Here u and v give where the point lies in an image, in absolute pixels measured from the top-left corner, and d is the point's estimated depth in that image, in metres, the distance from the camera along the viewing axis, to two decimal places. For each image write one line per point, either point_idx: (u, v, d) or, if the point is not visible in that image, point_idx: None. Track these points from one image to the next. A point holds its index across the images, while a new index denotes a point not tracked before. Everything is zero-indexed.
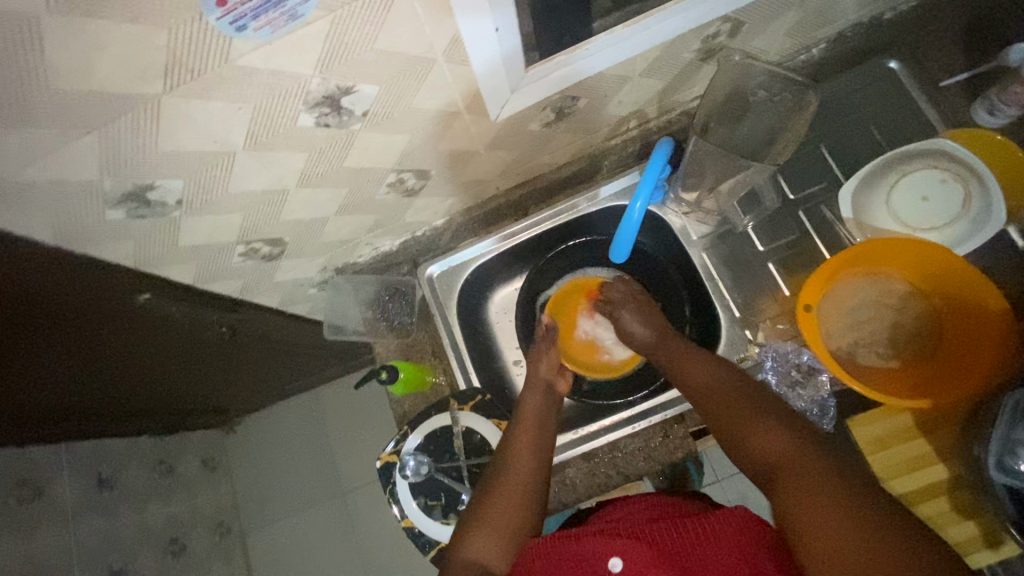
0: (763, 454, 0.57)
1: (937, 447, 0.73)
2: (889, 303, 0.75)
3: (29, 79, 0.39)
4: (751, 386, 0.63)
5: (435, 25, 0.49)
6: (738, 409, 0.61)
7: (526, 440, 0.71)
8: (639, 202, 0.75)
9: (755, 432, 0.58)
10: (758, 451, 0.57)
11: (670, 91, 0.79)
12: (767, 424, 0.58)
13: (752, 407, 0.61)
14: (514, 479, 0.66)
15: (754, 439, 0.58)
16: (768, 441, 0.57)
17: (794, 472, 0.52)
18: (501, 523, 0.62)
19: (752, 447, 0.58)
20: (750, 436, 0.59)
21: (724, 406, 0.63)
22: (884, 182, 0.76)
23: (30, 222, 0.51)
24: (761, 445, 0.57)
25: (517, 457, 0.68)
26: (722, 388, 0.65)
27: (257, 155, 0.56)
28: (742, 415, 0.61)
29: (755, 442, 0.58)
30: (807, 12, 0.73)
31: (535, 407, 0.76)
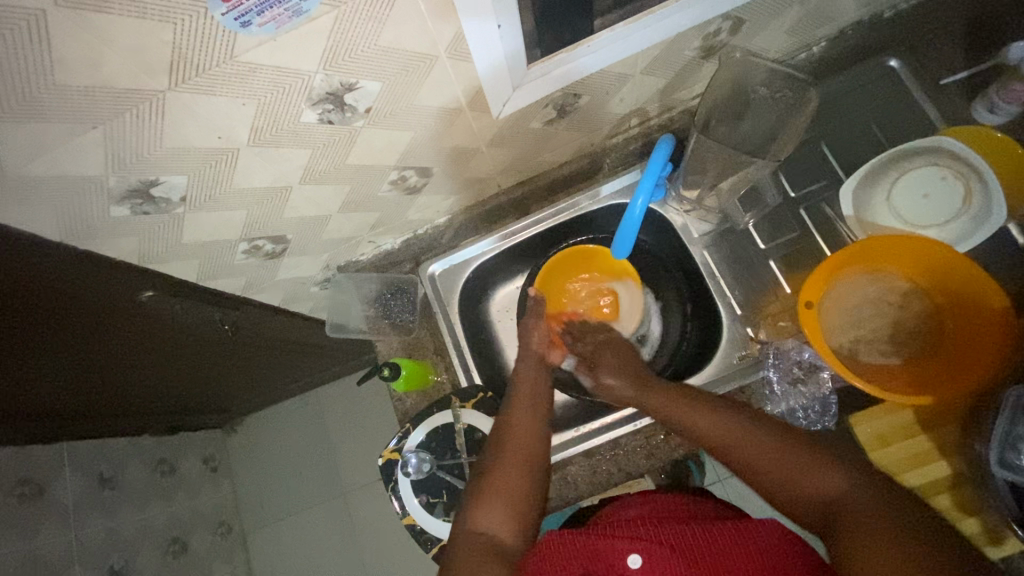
0: (814, 497, 0.57)
1: (939, 443, 0.73)
2: (890, 301, 0.76)
3: (35, 74, 0.39)
4: (773, 429, 0.63)
5: (438, 22, 0.50)
6: (772, 454, 0.60)
7: (523, 414, 0.71)
8: (640, 199, 0.75)
9: (800, 477, 0.58)
10: (807, 496, 0.57)
11: (671, 90, 0.79)
12: (814, 468, 0.58)
13: (784, 450, 0.60)
14: (515, 452, 0.66)
15: (800, 484, 0.58)
16: (817, 487, 0.57)
17: (852, 515, 0.53)
18: (507, 495, 0.62)
19: (802, 494, 0.58)
20: (798, 480, 0.58)
21: (757, 452, 0.61)
22: (885, 179, 0.76)
23: (35, 219, 0.51)
24: (811, 490, 0.57)
25: (517, 431, 0.69)
26: (744, 432, 0.63)
27: (261, 152, 0.56)
28: (778, 460, 0.60)
29: (806, 487, 0.58)
30: (808, 10, 0.73)
31: (529, 382, 0.76)
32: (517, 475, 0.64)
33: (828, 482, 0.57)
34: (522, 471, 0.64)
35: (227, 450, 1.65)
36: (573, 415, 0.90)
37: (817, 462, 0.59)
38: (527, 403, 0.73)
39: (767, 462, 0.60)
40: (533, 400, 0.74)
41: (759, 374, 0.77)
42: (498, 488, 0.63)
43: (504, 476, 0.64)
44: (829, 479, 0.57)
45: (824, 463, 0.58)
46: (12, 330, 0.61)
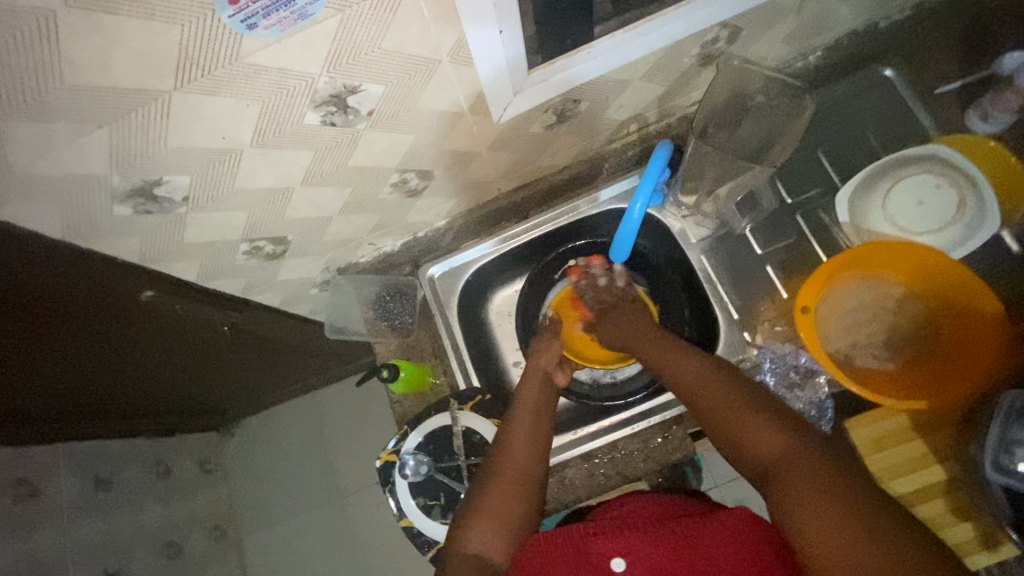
0: (757, 452, 0.53)
1: (933, 448, 0.73)
2: (886, 306, 0.77)
3: (43, 73, 0.39)
4: (733, 379, 0.59)
5: (441, 26, 0.50)
6: (724, 406, 0.57)
7: (523, 428, 0.70)
8: (639, 203, 0.76)
9: (746, 429, 0.54)
10: (750, 449, 0.53)
11: (670, 96, 0.80)
12: (758, 420, 0.54)
13: (739, 404, 0.56)
14: (513, 470, 0.65)
15: (742, 436, 0.54)
16: (760, 439, 0.53)
17: (789, 475, 0.49)
18: (503, 511, 0.62)
19: (745, 447, 0.54)
20: (743, 435, 0.54)
21: (715, 405, 0.58)
22: (880, 186, 0.77)
23: (38, 217, 0.51)
24: (754, 443, 0.53)
25: (514, 446, 0.68)
26: (704, 383, 0.60)
27: (264, 152, 0.56)
28: (728, 411, 0.56)
29: (749, 443, 0.53)
30: (805, 19, 0.75)
31: (533, 395, 0.75)
32: (515, 494, 0.63)
33: (773, 436, 0.52)
34: (516, 490, 0.63)
35: (223, 453, 1.65)
36: (572, 418, 0.90)
37: (764, 413, 0.54)
38: (529, 417, 0.72)
39: (720, 410, 0.57)
40: (534, 412, 0.73)
41: (757, 378, 0.77)
42: (494, 505, 0.62)
43: (500, 493, 0.63)
44: (773, 432, 0.52)
45: (772, 418, 0.53)
46: (11, 328, 0.61)
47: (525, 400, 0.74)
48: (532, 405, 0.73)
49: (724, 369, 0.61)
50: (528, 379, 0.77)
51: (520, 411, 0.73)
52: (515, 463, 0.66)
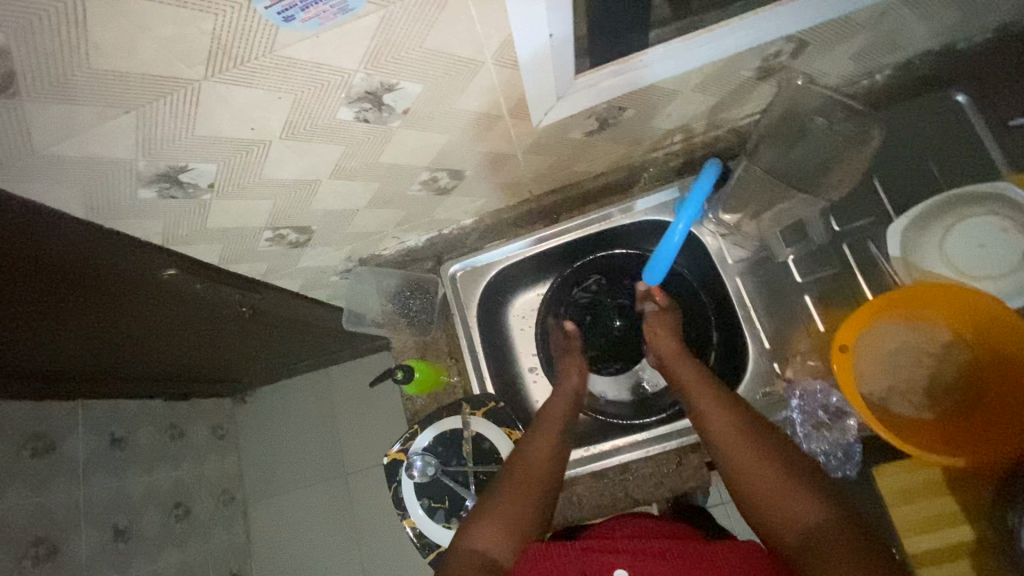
0: (791, 520, 0.56)
1: (966, 505, 0.69)
2: (929, 350, 0.73)
3: (69, 61, 0.38)
4: (778, 446, 0.62)
5: (487, 27, 0.47)
6: (767, 467, 0.60)
7: (541, 447, 0.71)
8: (682, 224, 0.69)
9: (783, 501, 0.57)
10: (786, 518, 0.56)
11: (722, 108, 0.75)
12: (799, 490, 0.57)
13: (783, 467, 0.59)
14: (527, 480, 0.66)
15: (778, 503, 0.57)
16: (798, 512, 0.56)
17: (820, 542, 0.52)
18: (507, 509, 0.63)
19: (777, 512, 0.57)
20: (783, 501, 0.57)
21: (755, 462, 0.61)
22: (939, 222, 0.72)
23: (62, 198, 0.50)
24: (792, 515, 0.56)
25: (531, 458, 0.69)
26: (750, 442, 0.63)
27: (294, 145, 0.54)
28: (769, 478, 0.59)
29: (788, 508, 0.56)
30: (877, 36, 0.68)
31: (557, 416, 0.76)
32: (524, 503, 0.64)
33: (807, 507, 0.55)
34: (527, 501, 0.64)
35: (236, 420, 1.68)
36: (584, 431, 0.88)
37: (800, 487, 0.57)
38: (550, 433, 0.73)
39: (759, 486, 0.59)
40: (556, 431, 0.74)
41: (784, 415, 0.75)
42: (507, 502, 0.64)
43: (512, 497, 0.64)
44: (812, 504, 0.55)
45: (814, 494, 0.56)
46: (18, 295, 0.61)
47: (546, 419, 0.76)
48: (552, 423, 0.74)
49: (774, 439, 0.63)
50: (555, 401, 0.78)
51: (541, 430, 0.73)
52: (530, 477, 0.67)
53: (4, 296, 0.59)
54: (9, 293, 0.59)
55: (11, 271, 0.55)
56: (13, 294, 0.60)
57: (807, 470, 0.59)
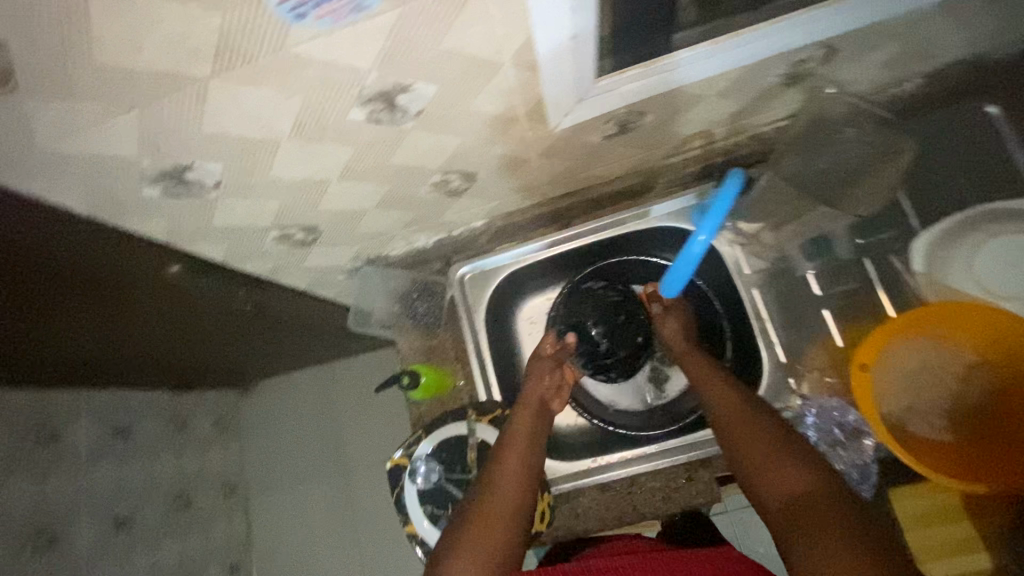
0: (779, 488, 0.54)
1: (984, 532, 0.67)
2: (951, 371, 0.71)
3: (70, 57, 0.36)
4: (766, 418, 0.60)
5: (506, 28, 0.45)
6: (755, 438, 0.58)
7: (512, 462, 0.66)
8: (703, 236, 0.67)
9: (771, 469, 0.55)
10: (774, 487, 0.54)
11: (745, 114, 0.72)
12: (786, 459, 0.55)
13: (769, 438, 0.58)
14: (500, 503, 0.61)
15: (767, 473, 0.55)
16: (785, 479, 0.54)
17: (806, 509, 0.50)
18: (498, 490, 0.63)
19: (766, 482, 0.55)
20: (769, 469, 0.55)
21: (745, 435, 0.59)
22: (967, 239, 0.69)
23: (64, 196, 0.49)
24: (778, 481, 0.54)
25: (504, 476, 0.64)
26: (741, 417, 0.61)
27: (303, 145, 0.52)
28: (759, 449, 0.57)
29: (774, 476, 0.54)
30: (911, 43, 0.66)
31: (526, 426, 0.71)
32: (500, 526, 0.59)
33: (795, 477, 0.53)
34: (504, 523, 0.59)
35: (239, 413, 1.68)
36: (592, 441, 0.86)
37: (788, 455, 0.55)
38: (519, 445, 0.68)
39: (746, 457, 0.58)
40: (526, 442, 0.69)
41: (798, 431, 0.73)
42: (481, 524, 0.58)
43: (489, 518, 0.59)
44: (803, 472, 0.53)
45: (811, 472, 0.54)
46: (15, 289, 0.59)
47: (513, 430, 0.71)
48: (521, 436, 0.69)
49: (765, 412, 0.61)
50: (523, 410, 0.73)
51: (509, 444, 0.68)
52: (504, 497, 0.61)
53: (5, 291, 0.58)
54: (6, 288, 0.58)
55: (7, 267, 0.53)
56: (9, 288, 0.58)
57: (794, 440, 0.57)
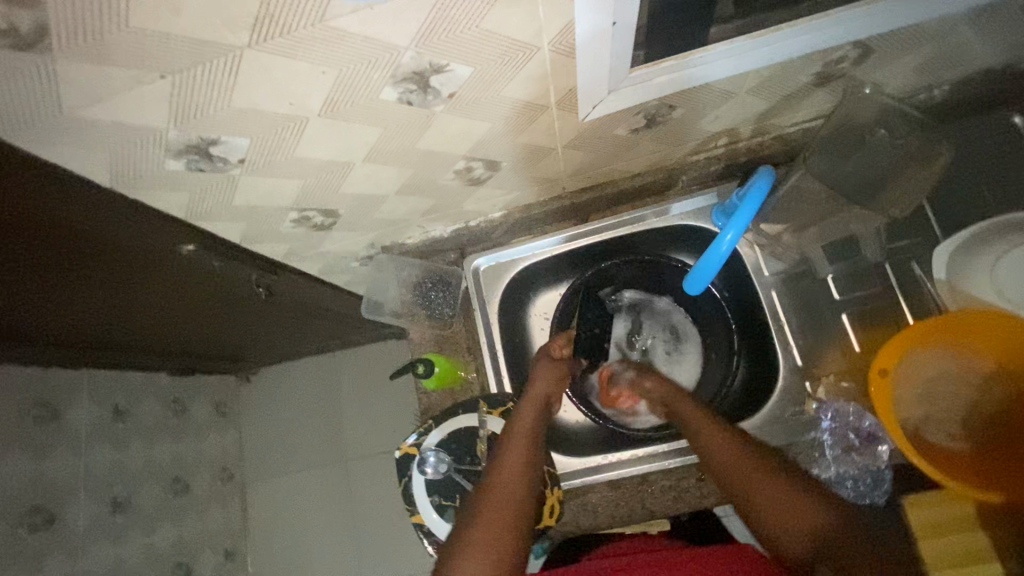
0: (801, 528, 0.56)
1: (998, 543, 0.66)
2: (969, 380, 0.70)
3: (107, 16, 0.35)
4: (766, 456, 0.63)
5: (549, 10, 0.44)
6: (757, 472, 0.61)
7: (514, 461, 0.65)
8: (731, 233, 0.66)
9: (799, 513, 0.57)
10: (798, 525, 0.56)
11: (772, 114, 0.71)
12: (802, 495, 0.58)
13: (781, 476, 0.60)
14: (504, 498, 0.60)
15: (794, 513, 0.57)
16: (811, 521, 0.56)
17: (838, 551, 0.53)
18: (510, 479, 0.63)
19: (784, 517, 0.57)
20: (795, 512, 0.57)
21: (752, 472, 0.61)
22: (992, 248, 0.68)
23: (88, 164, 0.48)
24: (804, 525, 0.56)
25: (507, 470, 0.64)
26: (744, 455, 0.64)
27: (332, 124, 0.51)
28: (777, 492, 0.59)
29: (798, 519, 0.56)
30: (947, 47, 0.65)
31: (527, 423, 0.71)
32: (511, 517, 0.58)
33: (820, 514, 0.56)
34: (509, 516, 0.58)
35: (239, 399, 1.67)
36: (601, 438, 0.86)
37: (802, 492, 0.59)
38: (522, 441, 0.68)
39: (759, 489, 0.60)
40: (527, 440, 0.68)
41: (813, 434, 0.73)
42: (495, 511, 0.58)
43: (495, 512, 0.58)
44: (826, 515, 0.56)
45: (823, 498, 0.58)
46: (28, 261, 0.58)
47: (515, 427, 0.70)
48: (523, 433, 0.69)
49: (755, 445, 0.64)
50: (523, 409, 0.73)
51: (510, 441, 0.68)
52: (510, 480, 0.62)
53: (19, 262, 0.57)
54: (19, 259, 0.57)
55: (24, 235, 0.52)
56: (22, 258, 0.57)
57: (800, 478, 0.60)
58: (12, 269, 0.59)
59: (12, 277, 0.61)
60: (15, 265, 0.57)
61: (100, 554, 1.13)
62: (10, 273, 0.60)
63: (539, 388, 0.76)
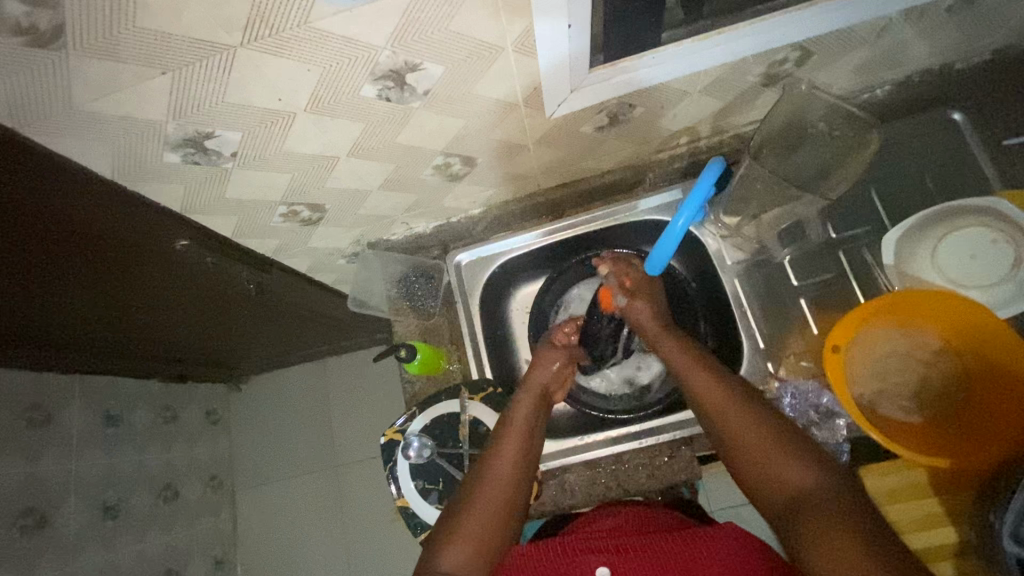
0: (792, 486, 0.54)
1: (949, 508, 0.71)
2: (920, 356, 0.74)
3: (116, 17, 0.40)
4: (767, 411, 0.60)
5: (510, 13, 0.49)
6: (753, 431, 0.58)
7: (506, 454, 0.67)
8: (683, 217, 0.71)
9: (787, 470, 0.55)
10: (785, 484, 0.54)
11: (726, 113, 0.78)
12: (795, 455, 0.55)
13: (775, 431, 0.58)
14: (490, 504, 0.62)
15: (779, 471, 0.55)
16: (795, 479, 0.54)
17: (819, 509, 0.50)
18: (500, 471, 0.65)
19: (774, 473, 0.55)
20: (783, 469, 0.55)
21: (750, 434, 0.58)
22: (932, 235, 0.74)
23: (92, 157, 0.52)
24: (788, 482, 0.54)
25: (499, 471, 0.65)
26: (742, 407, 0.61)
27: (316, 119, 0.56)
28: (766, 449, 0.57)
29: (786, 475, 0.54)
30: (880, 50, 0.71)
31: (522, 419, 0.72)
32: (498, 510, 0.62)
33: (806, 474, 0.54)
34: (495, 521, 0.61)
35: (230, 406, 1.69)
36: (579, 423, 0.90)
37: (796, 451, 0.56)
38: (517, 441, 0.69)
39: (753, 444, 0.58)
40: (522, 431, 0.70)
41: (775, 411, 0.76)
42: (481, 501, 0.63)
43: (481, 509, 0.62)
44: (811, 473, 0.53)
45: (806, 454, 0.55)
46: (34, 260, 0.62)
47: (511, 420, 0.72)
48: (519, 425, 0.70)
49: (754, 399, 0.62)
50: (520, 400, 0.74)
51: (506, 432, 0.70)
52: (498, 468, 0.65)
53: (24, 257, 0.61)
54: (23, 255, 0.60)
55: (30, 228, 0.56)
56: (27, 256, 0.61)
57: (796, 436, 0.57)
58: (16, 269, 0.63)
59: (16, 279, 0.65)
60: (20, 260, 0.61)
61: (90, 558, 1.14)
62: (16, 274, 0.64)
63: (536, 377, 0.77)
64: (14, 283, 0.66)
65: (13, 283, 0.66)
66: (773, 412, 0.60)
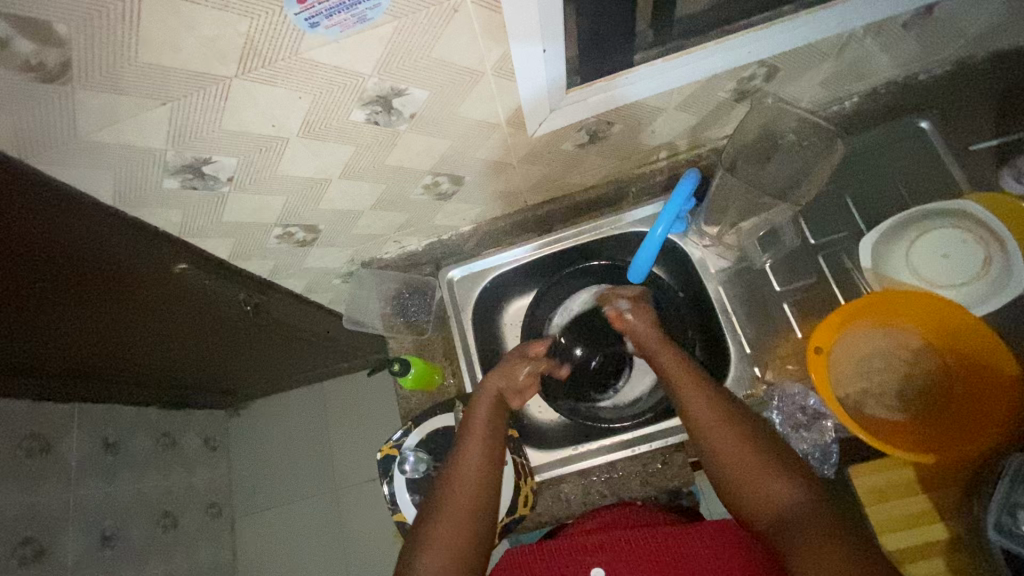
0: (773, 504, 0.57)
1: (939, 505, 0.72)
2: (901, 355, 0.76)
3: (119, 53, 0.43)
4: (741, 419, 0.63)
5: (488, 40, 0.53)
6: (732, 443, 0.61)
7: (473, 466, 0.67)
8: (660, 228, 0.75)
9: (766, 485, 0.58)
10: (768, 502, 0.57)
11: (703, 128, 0.81)
12: (776, 472, 0.58)
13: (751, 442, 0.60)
14: (465, 508, 0.64)
15: (762, 490, 0.58)
16: (775, 494, 0.57)
17: (802, 529, 0.54)
18: (470, 484, 0.66)
19: (754, 487, 0.58)
20: (764, 485, 0.58)
21: (729, 444, 0.61)
22: (905, 236, 0.77)
23: (94, 186, 0.55)
24: (768, 497, 0.57)
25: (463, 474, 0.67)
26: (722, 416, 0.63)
27: (309, 143, 0.59)
28: (746, 463, 0.59)
29: (766, 491, 0.57)
30: (844, 64, 0.75)
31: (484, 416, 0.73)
32: (472, 518, 0.63)
33: (786, 492, 0.57)
34: (472, 523, 0.63)
35: (229, 432, 1.69)
36: (573, 434, 0.91)
37: (775, 467, 0.58)
38: (482, 441, 0.70)
39: (735, 459, 0.60)
40: (486, 437, 0.71)
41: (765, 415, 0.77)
42: (456, 517, 0.63)
43: (458, 524, 0.63)
44: (789, 488, 0.57)
45: (788, 470, 0.58)
46: (32, 285, 0.64)
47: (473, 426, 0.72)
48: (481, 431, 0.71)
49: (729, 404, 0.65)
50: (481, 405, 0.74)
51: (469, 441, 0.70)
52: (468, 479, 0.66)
53: (27, 285, 0.63)
54: (26, 282, 0.62)
55: (34, 256, 0.58)
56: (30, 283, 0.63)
57: (774, 448, 0.60)
58: (19, 296, 0.65)
59: (14, 306, 0.67)
60: (23, 287, 0.63)
61: None
62: (16, 300, 0.65)
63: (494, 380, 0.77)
64: (17, 310, 0.68)
65: (16, 310, 0.68)
66: (750, 421, 0.63)
